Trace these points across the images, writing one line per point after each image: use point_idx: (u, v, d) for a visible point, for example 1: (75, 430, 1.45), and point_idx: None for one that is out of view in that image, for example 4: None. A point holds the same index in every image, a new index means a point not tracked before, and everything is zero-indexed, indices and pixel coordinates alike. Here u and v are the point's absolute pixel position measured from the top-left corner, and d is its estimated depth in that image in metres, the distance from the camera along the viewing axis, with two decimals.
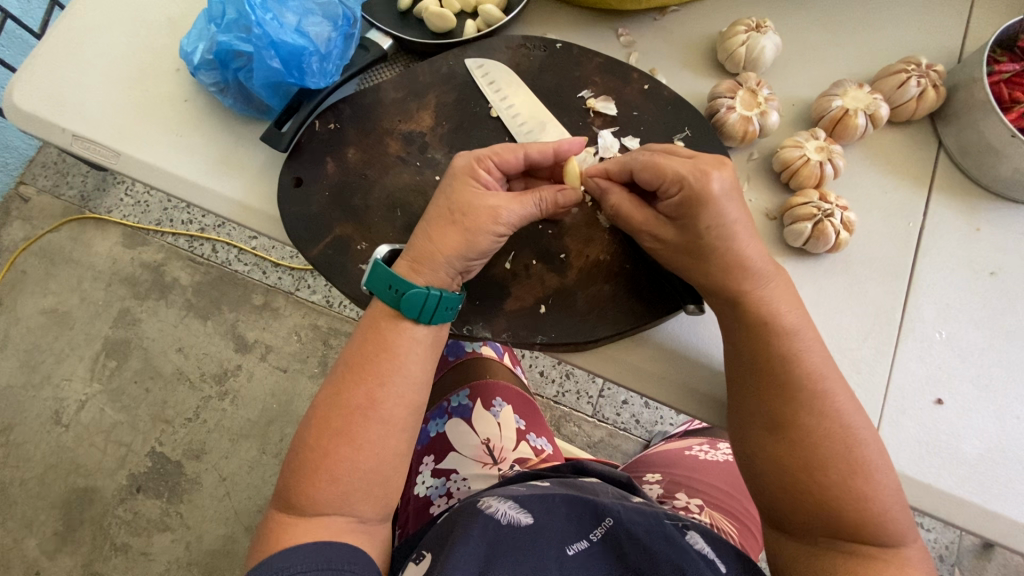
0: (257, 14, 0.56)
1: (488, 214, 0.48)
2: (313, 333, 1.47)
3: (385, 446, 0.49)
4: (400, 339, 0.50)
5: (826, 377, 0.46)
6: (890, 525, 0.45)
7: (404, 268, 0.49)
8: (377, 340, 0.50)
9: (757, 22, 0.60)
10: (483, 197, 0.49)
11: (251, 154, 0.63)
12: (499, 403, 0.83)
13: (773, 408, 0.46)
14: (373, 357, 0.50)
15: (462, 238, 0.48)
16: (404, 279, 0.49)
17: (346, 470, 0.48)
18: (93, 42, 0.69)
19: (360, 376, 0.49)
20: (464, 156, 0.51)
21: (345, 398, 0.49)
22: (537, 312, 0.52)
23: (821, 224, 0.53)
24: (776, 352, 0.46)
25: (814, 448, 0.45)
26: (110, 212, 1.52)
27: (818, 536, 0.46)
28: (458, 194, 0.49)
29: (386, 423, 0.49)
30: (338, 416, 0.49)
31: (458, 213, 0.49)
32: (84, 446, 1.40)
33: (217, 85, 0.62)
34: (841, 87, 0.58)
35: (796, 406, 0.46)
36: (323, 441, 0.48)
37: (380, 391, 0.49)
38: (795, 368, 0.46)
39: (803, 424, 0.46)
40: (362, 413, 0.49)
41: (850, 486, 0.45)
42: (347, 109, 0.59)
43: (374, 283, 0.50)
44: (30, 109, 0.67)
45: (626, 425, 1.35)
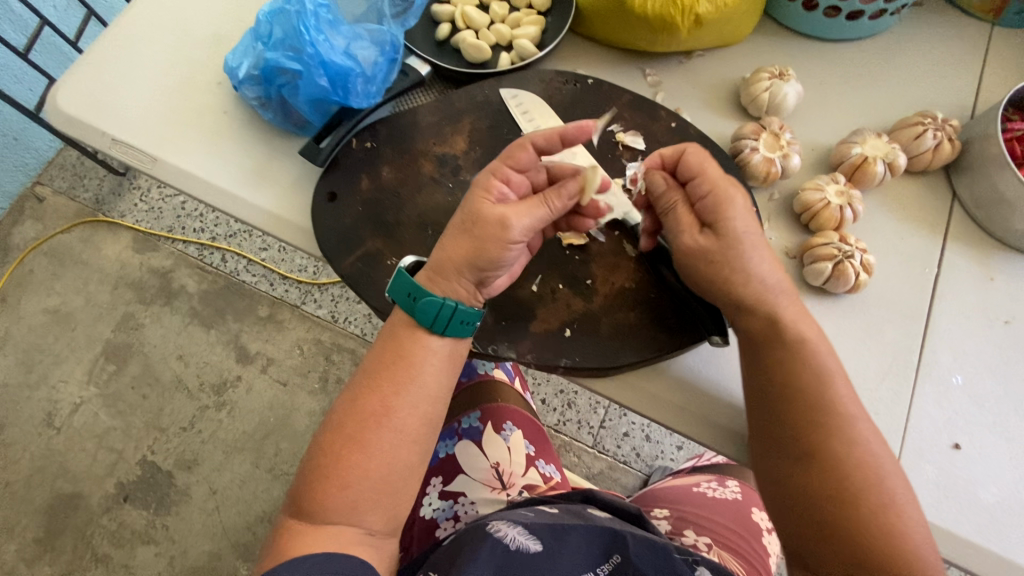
0: (311, 34, 0.59)
1: (498, 223, 0.48)
2: (316, 347, 1.53)
3: (396, 455, 0.49)
4: (416, 349, 0.50)
5: (849, 404, 0.47)
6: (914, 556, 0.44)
7: (424, 280, 0.50)
8: (396, 348, 0.50)
9: (780, 70, 0.64)
10: (496, 207, 0.48)
11: (285, 166, 0.65)
12: (510, 427, 0.83)
13: (801, 436, 0.47)
14: (390, 364, 0.50)
15: (473, 249, 0.48)
16: (424, 288, 0.49)
17: (355, 479, 0.48)
18: (140, 55, 0.73)
19: (374, 384, 0.49)
20: (483, 170, 0.51)
21: (360, 406, 0.49)
22: (562, 335, 0.52)
23: (841, 265, 0.55)
24: (809, 383, 0.47)
25: (843, 477, 0.45)
26: (123, 216, 1.59)
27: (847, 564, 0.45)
28: (473, 206, 0.49)
29: (398, 432, 0.49)
30: (351, 424, 0.49)
31: (471, 222, 0.48)
32: (74, 451, 1.43)
33: (258, 99, 0.64)
34: (861, 136, 0.60)
35: (826, 434, 0.46)
36: (334, 448, 0.48)
37: (395, 400, 0.49)
38: (827, 395, 0.47)
39: (832, 451, 0.46)
40: (375, 420, 0.49)
41: (882, 520, 0.45)
42: (383, 129, 0.61)
43: (396, 292, 0.51)
44: (74, 114, 0.70)
45: (626, 458, 1.38)
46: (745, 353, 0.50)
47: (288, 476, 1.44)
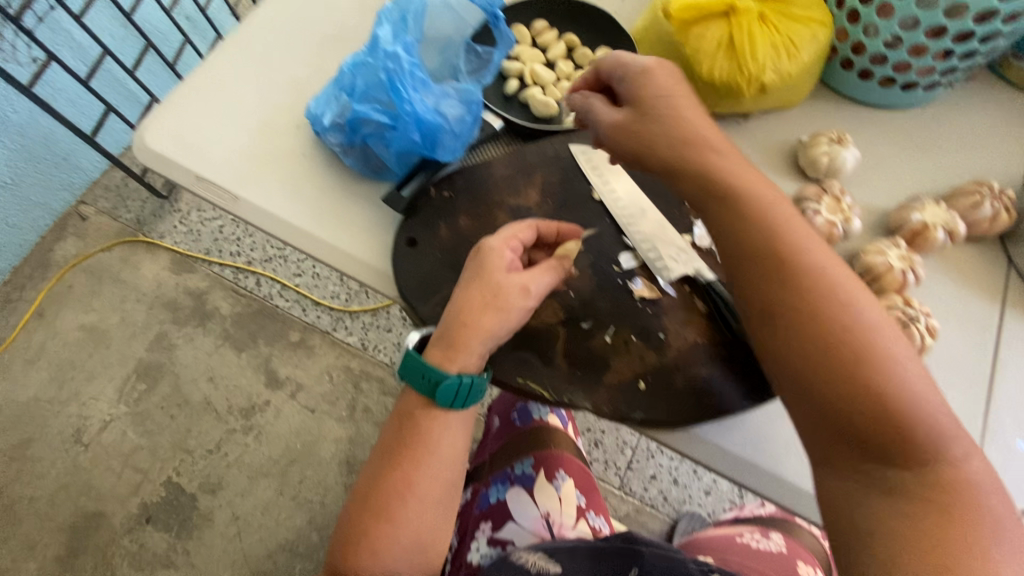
0: (409, 93, 0.63)
1: (518, 294, 0.53)
2: (345, 375, 1.54)
3: (421, 518, 0.55)
4: (431, 426, 0.55)
5: (858, 317, 0.46)
6: (951, 475, 0.43)
7: (438, 356, 0.53)
8: (412, 426, 0.55)
9: (838, 136, 0.67)
10: (509, 275, 0.53)
11: (361, 209, 0.68)
12: (561, 476, 0.88)
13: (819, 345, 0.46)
14: (409, 442, 0.55)
15: (496, 317, 0.52)
16: (437, 368, 0.52)
17: (386, 543, 0.54)
18: (224, 98, 0.77)
19: (395, 460, 0.54)
20: (492, 238, 0.55)
21: (385, 479, 0.54)
22: (637, 388, 0.53)
23: (906, 329, 0.56)
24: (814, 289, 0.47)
25: (860, 383, 0.44)
26: (163, 237, 1.63)
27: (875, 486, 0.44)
28: (488, 275, 0.53)
29: (421, 500, 0.55)
30: (378, 496, 0.54)
31: (487, 291, 0.53)
32: (100, 469, 1.44)
33: (341, 146, 0.68)
34: (920, 203, 0.63)
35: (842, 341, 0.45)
36: (364, 518, 0.55)
37: (416, 474, 0.54)
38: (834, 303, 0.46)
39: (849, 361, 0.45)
40: (399, 494, 0.54)
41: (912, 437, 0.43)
42: (460, 180, 0.65)
43: (406, 373, 0.54)
44: (159, 150, 0.74)
45: (653, 502, 1.37)
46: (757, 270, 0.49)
47: (312, 504, 1.44)
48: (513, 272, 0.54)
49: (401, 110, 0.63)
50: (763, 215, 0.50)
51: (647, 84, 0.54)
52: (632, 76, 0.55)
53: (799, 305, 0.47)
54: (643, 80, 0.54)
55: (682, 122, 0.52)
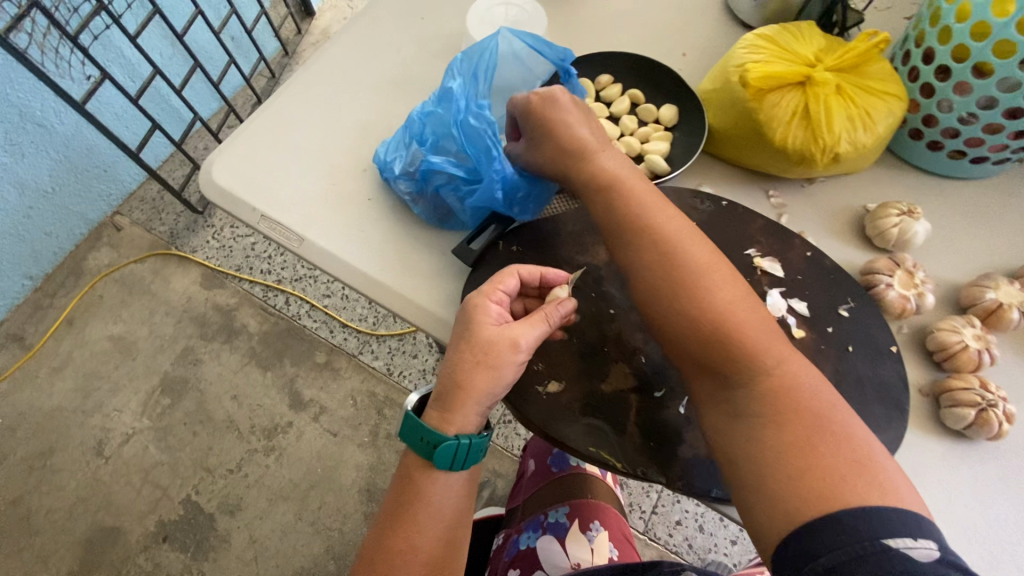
0: (493, 152, 0.63)
1: (508, 346, 0.53)
2: (369, 400, 1.54)
3: None
4: (432, 486, 0.55)
5: (736, 311, 0.50)
6: (829, 429, 0.45)
7: (435, 418, 0.54)
8: (413, 487, 0.56)
9: (908, 207, 0.66)
10: (499, 330, 0.54)
11: (425, 257, 0.68)
12: (596, 527, 0.89)
13: (696, 340, 0.50)
14: (409, 504, 0.55)
15: (489, 375, 0.52)
16: (436, 431, 0.53)
17: None
18: (292, 137, 0.78)
19: (397, 523, 0.55)
20: (474, 293, 0.56)
21: (388, 543, 0.54)
22: (713, 464, 0.52)
23: (984, 414, 0.55)
24: (690, 289, 0.51)
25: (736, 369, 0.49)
26: (195, 252, 1.65)
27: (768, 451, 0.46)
28: (475, 332, 0.54)
29: (426, 564, 0.54)
30: (380, 561, 0.54)
31: (474, 348, 0.53)
32: (119, 483, 1.44)
33: (410, 194, 0.69)
34: (994, 281, 0.62)
35: (719, 336, 0.50)
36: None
37: (418, 536, 0.54)
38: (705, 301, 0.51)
39: (727, 350, 0.49)
40: (401, 557, 0.54)
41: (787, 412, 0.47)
42: (528, 235, 0.65)
43: (406, 435, 0.55)
44: (226, 187, 0.75)
45: (677, 549, 1.34)
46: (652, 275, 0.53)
47: (330, 531, 1.42)
48: (500, 326, 0.54)
49: (485, 169, 0.63)
50: (634, 207, 0.56)
51: (552, 109, 0.61)
52: (527, 105, 0.62)
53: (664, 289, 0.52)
54: (541, 108, 0.61)
55: (571, 141, 0.60)
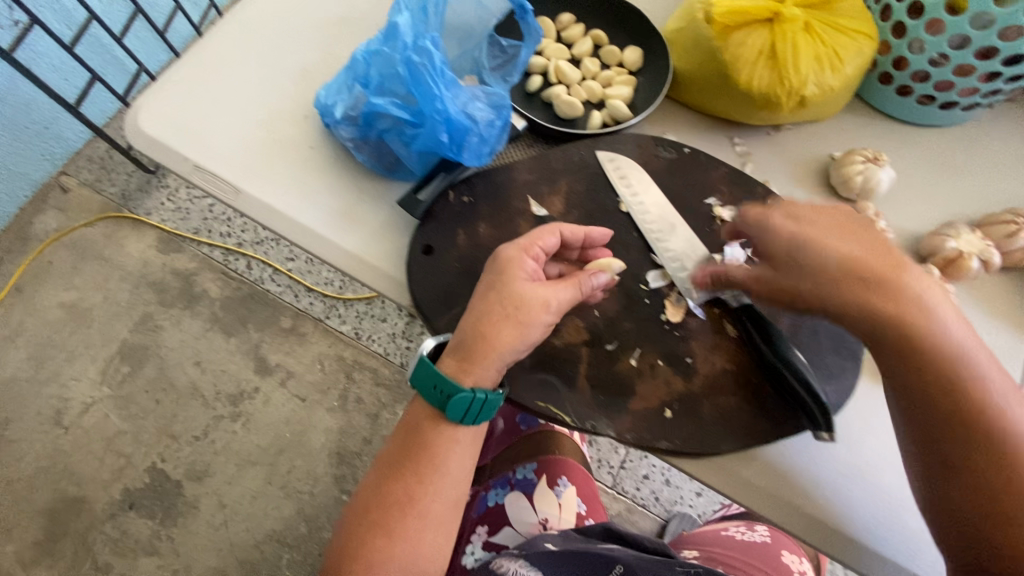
0: (437, 89, 0.57)
1: (539, 303, 0.49)
2: (337, 364, 1.51)
3: (421, 538, 0.53)
4: (439, 440, 0.53)
5: (1004, 413, 0.45)
6: None
7: (452, 367, 0.50)
8: (418, 439, 0.53)
9: (874, 155, 0.64)
10: (530, 287, 0.50)
11: (372, 210, 0.64)
12: (563, 483, 0.88)
13: (952, 445, 0.46)
14: (413, 455, 0.53)
15: (515, 333, 0.49)
16: (450, 381, 0.50)
17: (382, 561, 0.52)
18: (229, 80, 0.72)
19: (398, 473, 0.53)
20: (509, 245, 0.52)
21: (386, 492, 0.53)
22: (663, 416, 0.51)
23: None
24: (954, 393, 0.46)
25: (997, 480, 0.44)
26: (149, 215, 1.57)
27: (938, 475, 0.47)
28: (508, 286, 0.50)
29: (422, 517, 0.53)
30: (378, 509, 0.53)
31: (502, 303, 0.49)
32: (81, 453, 1.40)
33: (353, 140, 0.63)
34: (955, 229, 0.61)
35: (977, 441, 0.45)
36: (362, 531, 0.53)
37: (418, 489, 0.53)
38: (971, 406, 0.45)
39: (985, 459, 0.45)
40: (400, 509, 0.53)
41: None
42: (480, 184, 0.61)
43: (418, 382, 0.51)
44: (156, 135, 0.69)
45: (644, 502, 1.38)
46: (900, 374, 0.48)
47: (301, 494, 1.41)
48: (534, 284, 0.50)
49: (429, 109, 0.57)
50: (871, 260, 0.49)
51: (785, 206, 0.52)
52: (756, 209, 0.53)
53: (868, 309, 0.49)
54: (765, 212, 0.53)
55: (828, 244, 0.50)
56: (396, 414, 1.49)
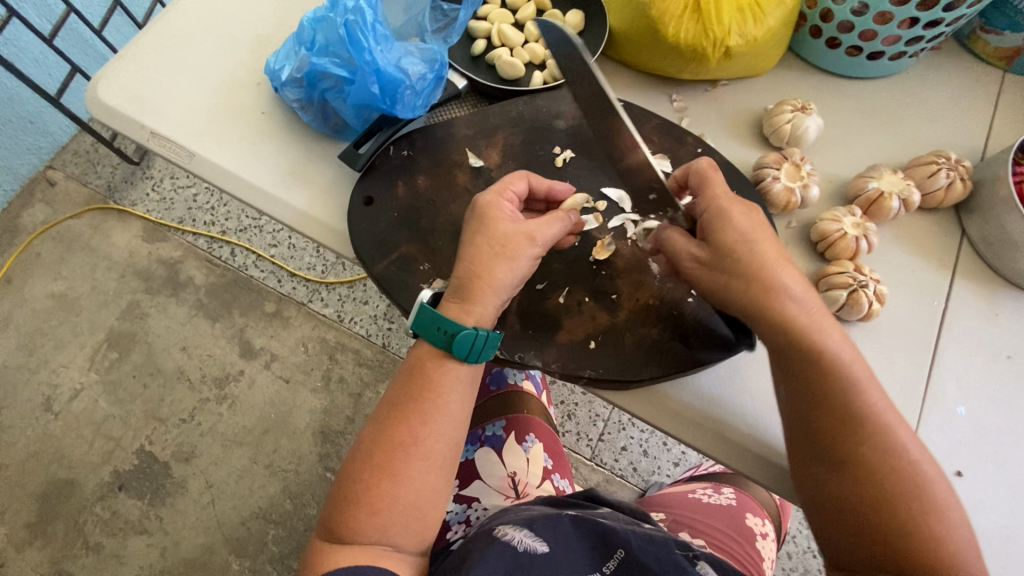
0: (368, 43, 0.62)
1: (525, 239, 0.53)
2: (320, 346, 1.49)
3: (424, 482, 0.52)
4: (444, 378, 0.53)
5: (885, 412, 0.47)
6: (940, 533, 0.45)
7: (454, 310, 0.52)
8: (422, 380, 0.54)
9: (802, 104, 0.67)
10: (515, 225, 0.53)
11: (321, 169, 0.67)
12: (532, 439, 0.86)
13: (835, 445, 0.47)
14: (418, 396, 0.53)
15: (507, 269, 0.52)
16: (453, 320, 0.52)
17: (385, 504, 0.51)
18: (183, 50, 0.74)
19: (402, 414, 0.53)
20: (485, 193, 0.55)
21: (390, 434, 0.52)
22: (586, 347, 0.54)
23: (855, 294, 0.57)
24: (833, 392, 0.48)
25: (881, 481, 0.46)
26: (134, 205, 1.57)
27: (828, 476, 0.48)
28: (492, 228, 0.53)
29: (426, 459, 0.52)
30: (381, 451, 0.52)
31: (490, 245, 0.52)
32: (70, 437, 1.40)
33: (299, 101, 0.67)
34: (877, 171, 0.63)
35: (859, 441, 0.47)
36: (367, 474, 0.52)
37: (423, 429, 0.52)
38: (855, 405, 0.47)
39: (869, 459, 0.46)
40: (403, 449, 0.52)
41: (923, 523, 0.45)
42: (420, 139, 0.64)
43: (421, 325, 0.53)
44: (113, 104, 0.71)
45: (623, 473, 1.38)
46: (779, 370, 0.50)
47: (286, 473, 1.39)
48: (516, 223, 0.54)
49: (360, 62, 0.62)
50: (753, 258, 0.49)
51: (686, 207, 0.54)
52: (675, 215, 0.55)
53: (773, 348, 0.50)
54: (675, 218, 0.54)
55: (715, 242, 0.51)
56: (378, 393, 1.46)
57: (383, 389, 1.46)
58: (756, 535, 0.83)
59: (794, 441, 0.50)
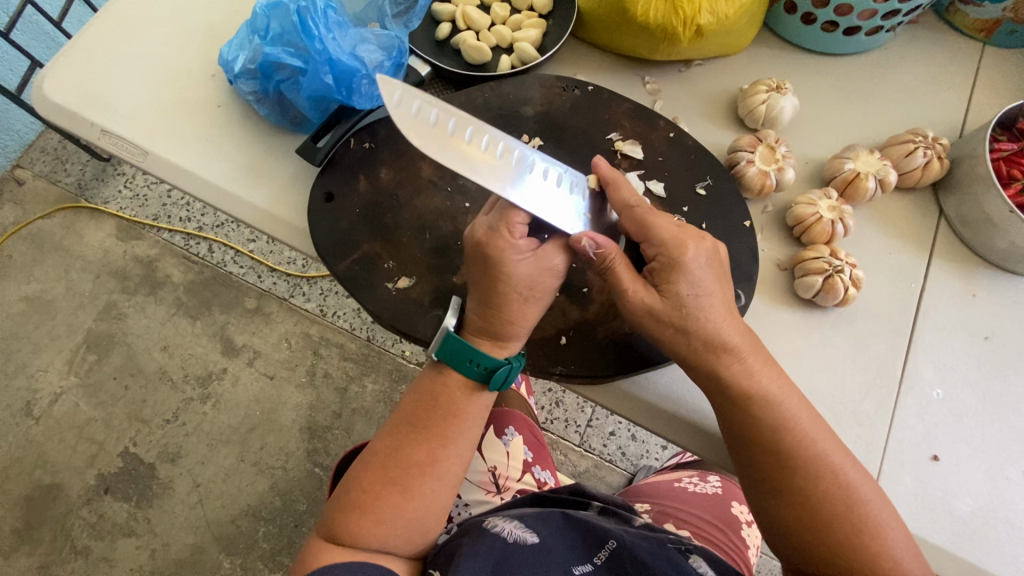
0: (320, 31, 0.59)
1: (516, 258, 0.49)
2: (304, 341, 1.46)
3: (434, 500, 0.52)
4: (470, 406, 0.53)
5: (815, 441, 0.48)
6: (876, 551, 0.46)
7: (483, 343, 0.52)
8: (446, 402, 0.53)
9: (777, 84, 0.64)
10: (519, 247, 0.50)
11: (281, 165, 0.64)
12: (511, 432, 0.84)
13: (771, 474, 0.48)
14: (441, 418, 0.52)
15: (528, 308, 0.51)
16: (488, 354, 0.51)
17: (392, 517, 0.51)
18: (132, 41, 0.70)
19: (424, 434, 0.52)
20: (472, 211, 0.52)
21: (408, 451, 0.52)
22: (558, 343, 0.54)
23: (831, 279, 0.56)
24: (766, 421, 0.48)
25: (815, 507, 0.47)
26: (107, 203, 1.52)
27: (769, 502, 0.49)
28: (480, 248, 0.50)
29: (439, 479, 0.52)
30: (395, 467, 0.52)
31: (506, 286, 0.49)
32: (53, 442, 1.36)
33: (254, 94, 0.64)
34: (853, 152, 0.62)
35: (792, 471, 0.48)
36: (376, 486, 0.51)
37: (442, 452, 0.52)
38: (786, 436, 0.48)
39: (801, 488, 0.47)
40: (420, 469, 0.51)
41: (858, 543, 0.46)
42: (382, 130, 0.62)
43: (451, 356, 0.52)
44: (60, 102, 0.67)
45: (612, 457, 1.38)
46: (720, 395, 0.50)
47: (274, 470, 1.37)
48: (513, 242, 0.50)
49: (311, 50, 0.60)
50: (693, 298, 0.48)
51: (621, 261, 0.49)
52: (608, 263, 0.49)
53: (710, 386, 0.50)
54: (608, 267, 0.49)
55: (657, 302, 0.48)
56: (364, 387, 1.44)
57: (368, 383, 1.45)
58: (742, 523, 0.82)
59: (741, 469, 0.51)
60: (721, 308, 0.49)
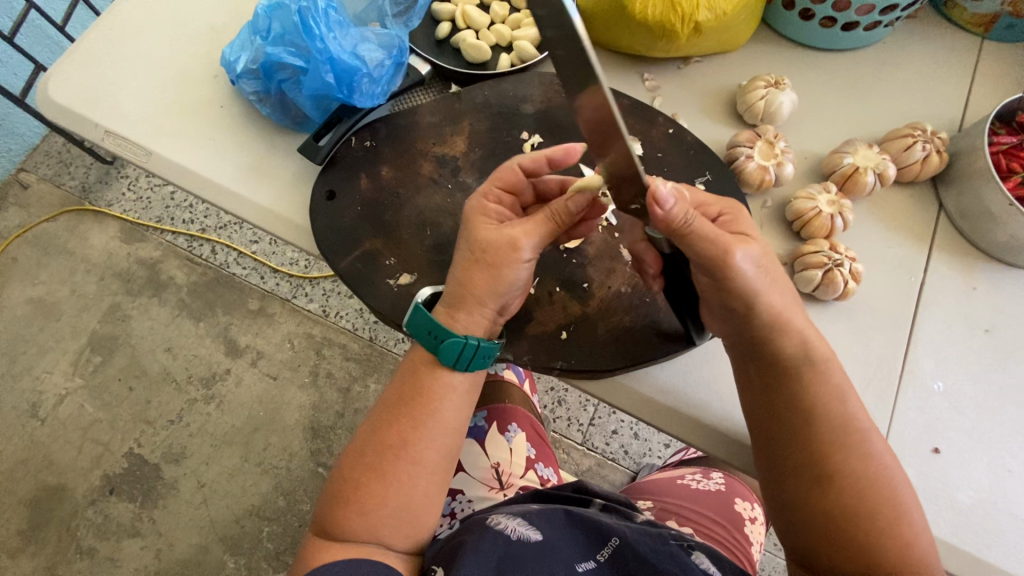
0: (320, 30, 0.60)
1: (505, 245, 0.50)
2: (307, 341, 1.47)
3: (413, 486, 0.52)
4: (436, 385, 0.52)
5: (870, 425, 0.49)
6: (909, 540, 0.47)
7: (444, 316, 0.51)
8: (415, 384, 0.53)
9: (776, 80, 0.65)
10: (503, 233, 0.50)
11: (283, 164, 0.65)
12: (514, 429, 0.85)
13: (819, 457, 0.48)
14: (410, 400, 0.52)
15: (489, 276, 0.50)
16: (445, 327, 0.51)
17: (373, 505, 0.51)
18: (135, 43, 0.70)
19: (395, 417, 0.52)
20: (472, 197, 0.53)
21: (382, 436, 0.52)
22: (558, 338, 0.54)
23: (830, 273, 0.56)
24: (814, 408, 0.48)
25: (862, 490, 0.47)
26: (111, 206, 1.53)
27: (809, 486, 0.48)
28: (474, 234, 0.51)
29: (415, 464, 0.51)
30: (372, 452, 0.52)
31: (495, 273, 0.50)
32: (59, 443, 1.37)
33: (256, 94, 0.65)
34: (852, 146, 0.62)
35: (844, 455, 0.48)
36: (358, 474, 0.52)
37: (413, 434, 0.51)
38: (839, 422, 0.48)
39: (851, 471, 0.47)
40: (394, 452, 0.51)
41: (895, 530, 0.47)
42: (383, 129, 0.63)
43: (414, 328, 0.52)
44: (65, 104, 0.68)
45: (614, 456, 1.38)
46: None
47: (278, 470, 1.38)
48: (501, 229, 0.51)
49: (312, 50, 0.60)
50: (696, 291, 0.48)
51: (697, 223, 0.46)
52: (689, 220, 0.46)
53: None
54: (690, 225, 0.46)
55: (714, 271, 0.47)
56: (367, 387, 1.45)
57: (371, 383, 1.45)
58: (745, 520, 0.82)
59: (769, 455, 0.51)
60: (720, 302, 0.49)
